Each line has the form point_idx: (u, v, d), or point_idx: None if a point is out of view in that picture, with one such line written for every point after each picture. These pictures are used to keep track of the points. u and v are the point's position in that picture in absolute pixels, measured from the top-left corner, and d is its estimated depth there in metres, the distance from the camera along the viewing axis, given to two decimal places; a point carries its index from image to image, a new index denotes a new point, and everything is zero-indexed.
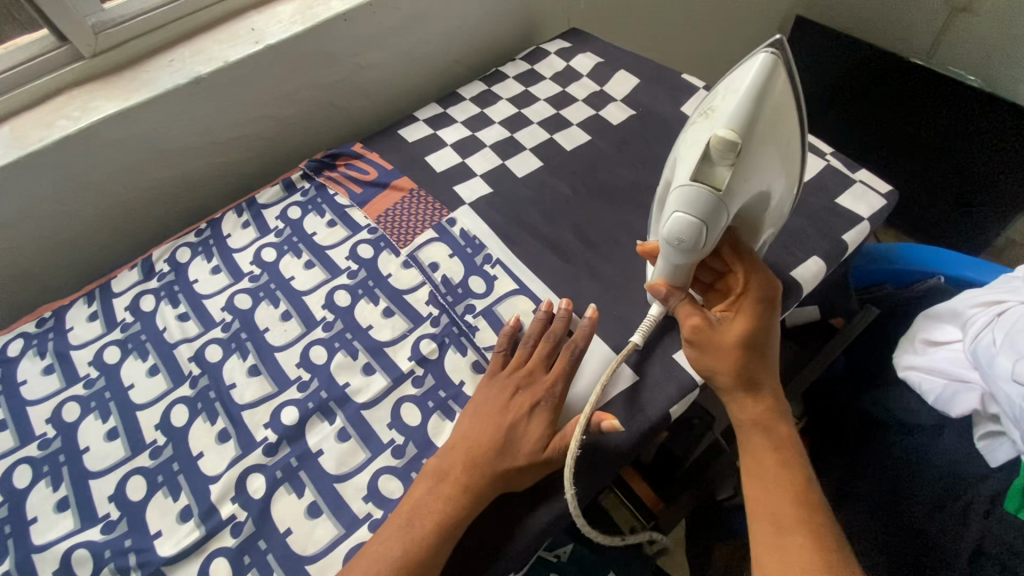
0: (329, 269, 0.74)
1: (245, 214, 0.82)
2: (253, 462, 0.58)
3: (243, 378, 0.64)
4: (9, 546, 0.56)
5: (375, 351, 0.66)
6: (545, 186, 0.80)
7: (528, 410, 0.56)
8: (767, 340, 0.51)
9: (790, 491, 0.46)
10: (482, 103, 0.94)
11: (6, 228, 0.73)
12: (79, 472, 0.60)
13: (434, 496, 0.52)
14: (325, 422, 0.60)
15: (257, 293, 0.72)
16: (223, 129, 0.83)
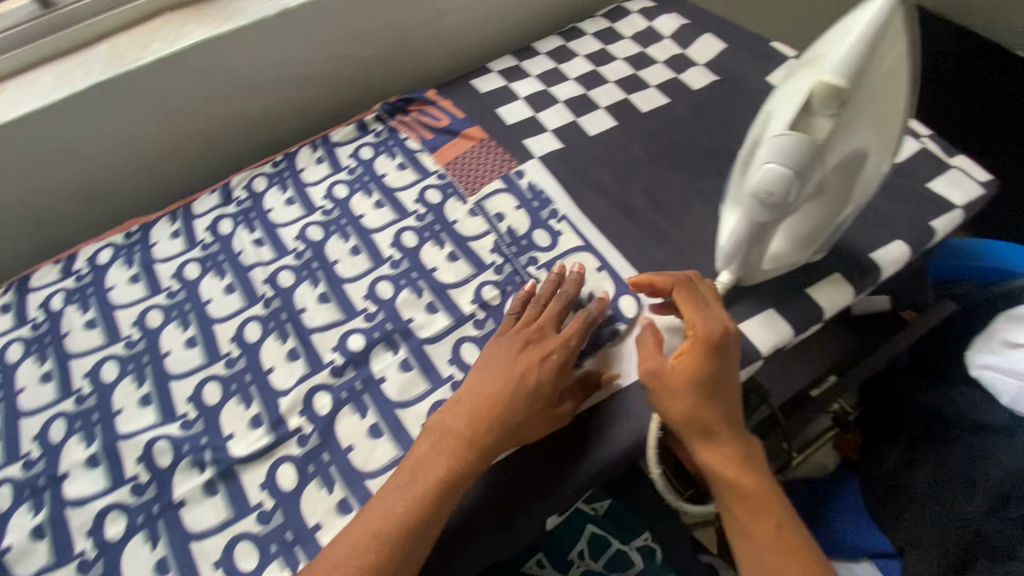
0: (398, 210, 0.76)
1: (319, 149, 0.84)
2: (320, 381, 0.61)
3: (313, 304, 0.67)
4: (99, 432, 0.60)
5: (439, 292, 0.67)
6: (618, 146, 0.78)
7: (543, 365, 0.54)
8: (722, 379, 0.52)
9: (774, 546, 0.46)
10: (558, 58, 0.92)
11: (102, 143, 0.77)
12: (161, 373, 0.64)
13: (438, 452, 0.51)
14: (389, 352, 0.62)
15: (329, 227, 0.75)
16: (303, 65, 0.85)
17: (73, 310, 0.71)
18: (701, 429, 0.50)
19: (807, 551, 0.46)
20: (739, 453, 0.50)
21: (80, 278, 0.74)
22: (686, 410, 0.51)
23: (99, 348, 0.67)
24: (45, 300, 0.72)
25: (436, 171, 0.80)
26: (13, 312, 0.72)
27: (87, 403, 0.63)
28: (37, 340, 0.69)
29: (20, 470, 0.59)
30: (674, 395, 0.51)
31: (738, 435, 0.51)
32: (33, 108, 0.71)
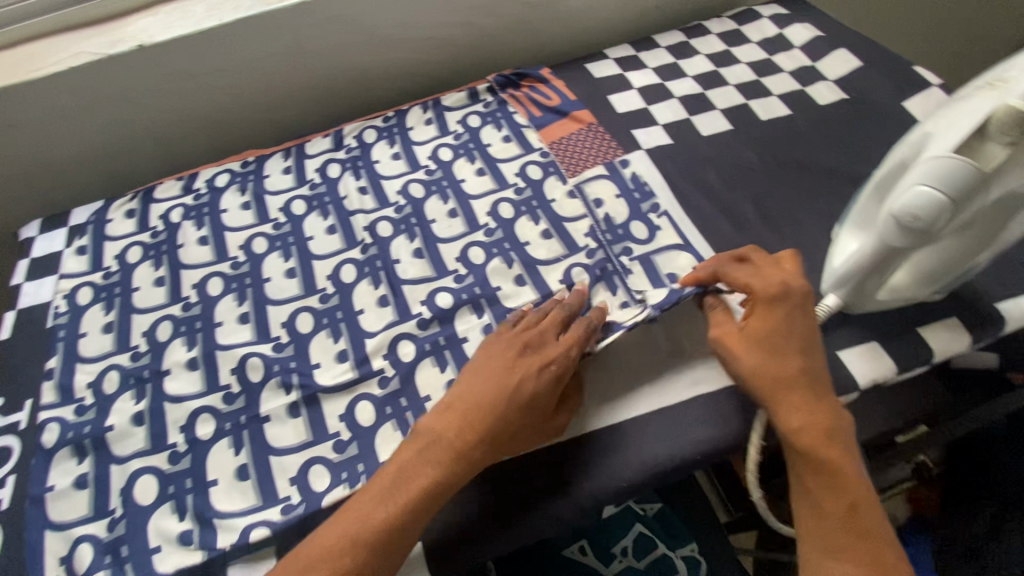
0: (499, 181, 0.77)
1: (429, 111, 0.86)
2: (405, 330, 0.63)
3: (407, 257, 0.69)
4: (200, 339, 0.65)
5: (529, 267, 0.68)
6: (730, 151, 0.76)
7: (545, 373, 0.52)
8: (797, 347, 0.50)
9: (841, 525, 0.46)
10: (678, 54, 0.90)
11: (235, 75, 0.82)
12: (260, 295, 0.68)
13: (425, 459, 0.49)
14: (474, 315, 0.64)
15: (430, 186, 0.77)
16: (427, 27, 0.87)
17: (189, 225, 0.75)
18: (777, 396, 0.50)
19: (874, 529, 0.47)
20: (818, 424, 0.48)
21: (198, 196, 0.78)
22: (757, 376, 0.50)
23: (209, 263, 0.71)
24: (165, 211, 0.77)
25: (540, 149, 0.80)
26: (136, 218, 0.77)
27: (192, 311, 0.67)
28: (154, 247, 0.74)
29: (128, 361, 0.64)
30: (744, 359, 0.51)
31: (818, 404, 0.49)
32: (183, 33, 0.76)
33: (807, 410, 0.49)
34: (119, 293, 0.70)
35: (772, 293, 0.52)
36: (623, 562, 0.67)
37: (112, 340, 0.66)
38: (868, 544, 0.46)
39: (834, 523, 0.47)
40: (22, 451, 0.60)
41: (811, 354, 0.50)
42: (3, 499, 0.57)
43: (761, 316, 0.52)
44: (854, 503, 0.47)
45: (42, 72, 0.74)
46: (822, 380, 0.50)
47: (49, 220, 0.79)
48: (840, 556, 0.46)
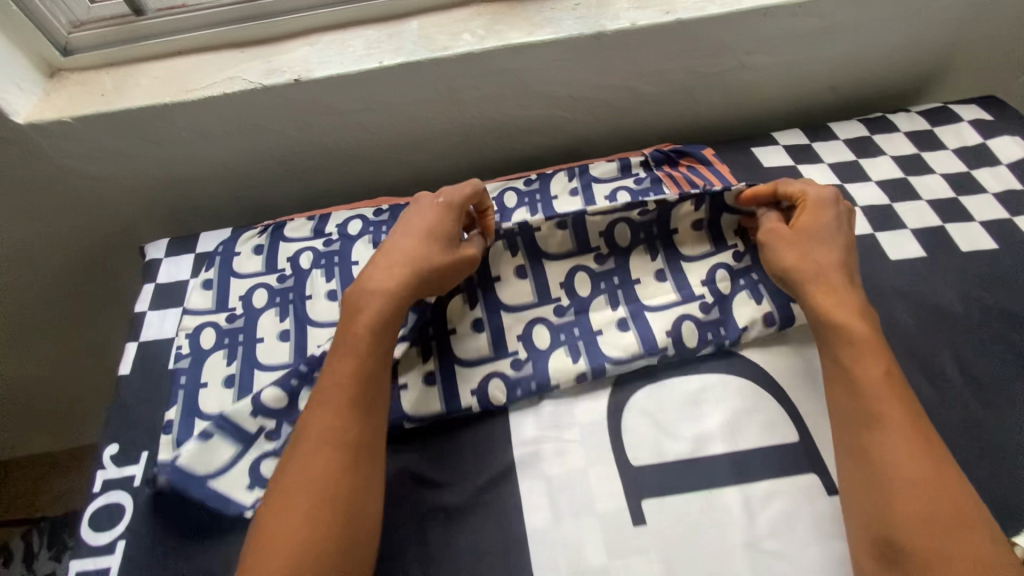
0: (680, 292, 0.65)
1: (576, 180, 0.79)
2: (497, 369, 0.62)
3: (562, 358, 0.62)
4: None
5: (635, 312, 0.64)
6: (924, 284, 0.67)
7: (432, 217, 0.63)
8: (830, 236, 0.61)
9: (882, 387, 0.53)
10: (860, 151, 0.80)
11: (381, 116, 0.78)
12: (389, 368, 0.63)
13: (367, 310, 0.58)
14: (568, 357, 0.62)
15: (599, 282, 0.67)
16: (587, 87, 0.80)
17: (318, 274, 0.72)
18: (817, 281, 0.59)
19: (910, 401, 0.53)
20: (849, 304, 0.57)
21: (329, 242, 0.75)
22: (803, 260, 0.60)
23: (339, 327, 0.66)
24: (294, 253, 0.74)
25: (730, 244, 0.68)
26: (264, 256, 0.74)
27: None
28: (281, 293, 0.70)
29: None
30: (793, 249, 0.61)
31: (847, 286, 0.59)
32: (341, 72, 0.71)
33: (839, 291, 0.58)
34: (242, 342, 0.67)
35: (821, 201, 0.64)
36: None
37: (234, 398, 0.62)
38: (906, 412, 0.52)
39: (870, 393, 0.53)
40: (135, 512, 0.57)
41: (840, 243, 0.61)
42: (112, 568, 0.54)
43: (812, 214, 0.63)
44: (887, 370, 0.54)
45: (194, 95, 0.71)
46: (851, 269, 0.61)
47: (177, 243, 0.77)
48: (884, 426, 0.51)
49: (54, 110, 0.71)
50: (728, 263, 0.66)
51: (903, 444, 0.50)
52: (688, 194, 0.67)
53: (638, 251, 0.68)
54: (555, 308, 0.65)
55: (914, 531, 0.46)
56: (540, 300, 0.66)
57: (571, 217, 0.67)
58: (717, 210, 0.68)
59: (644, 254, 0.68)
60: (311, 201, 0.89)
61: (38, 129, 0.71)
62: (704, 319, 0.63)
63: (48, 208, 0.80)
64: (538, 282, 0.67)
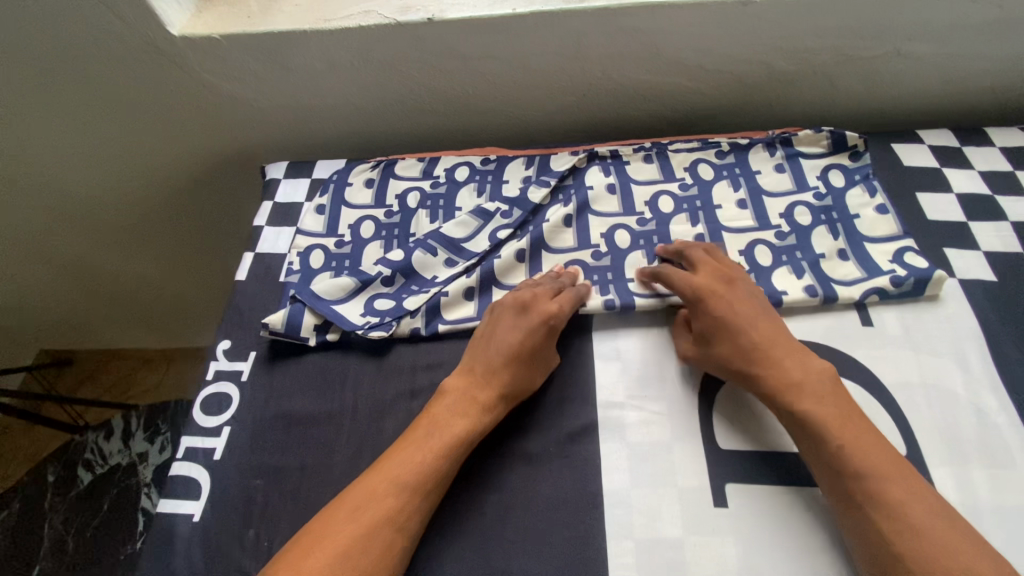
0: (760, 220, 0.69)
1: (695, 141, 0.77)
2: (579, 256, 0.69)
3: (644, 278, 0.66)
4: (426, 307, 0.64)
5: (713, 231, 0.69)
6: None
7: (539, 328, 0.59)
8: (749, 312, 0.57)
9: (871, 468, 0.47)
10: (1018, 161, 0.72)
11: (503, 65, 0.77)
12: (490, 283, 0.67)
13: (451, 413, 0.55)
14: (645, 259, 0.67)
15: (681, 203, 0.72)
16: (720, 59, 0.76)
17: (423, 214, 0.74)
18: (766, 361, 0.54)
19: (868, 468, 0.47)
20: (810, 374, 0.53)
21: (436, 184, 0.77)
22: (734, 349, 0.55)
23: (448, 242, 0.70)
24: (403, 192, 0.76)
25: (816, 186, 0.71)
26: (374, 189, 0.77)
27: (426, 286, 0.67)
28: (387, 227, 0.73)
29: (358, 315, 0.64)
30: (721, 353, 0.56)
31: (800, 357, 0.54)
32: (475, 16, 0.71)
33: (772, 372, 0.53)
34: (348, 266, 0.70)
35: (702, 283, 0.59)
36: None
37: (346, 284, 0.66)
38: (873, 482, 0.46)
39: (861, 473, 0.47)
40: (241, 402, 0.61)
41: (758, 315, 0.57)
42: (218, 449, 0.58)
43: (706, 307, 0.58)
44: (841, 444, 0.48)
45: (332, 24, 0.73)
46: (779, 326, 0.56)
47: (296, 166, 0.81)
48: (881, 496, 0.46)
49: (204, 27, 0.75)
50: (807, 201, 0.70)
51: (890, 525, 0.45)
52: (761, 140, 0.75)
53: (721, 184, 0.73)
54: (638, 220, 0.71)
55: None
56: (624, 211, 0.72)
57: (654, 150, 0.76)
58: (792, 154, 0.74)
59: (727, 186, 0.72)
60: (417, 144, 0.91)
61: (187, 42, 0.75)
62: (783, 245, 0.67)
63: (184, 120, 0.86)
64: (623, 199, 0.73)
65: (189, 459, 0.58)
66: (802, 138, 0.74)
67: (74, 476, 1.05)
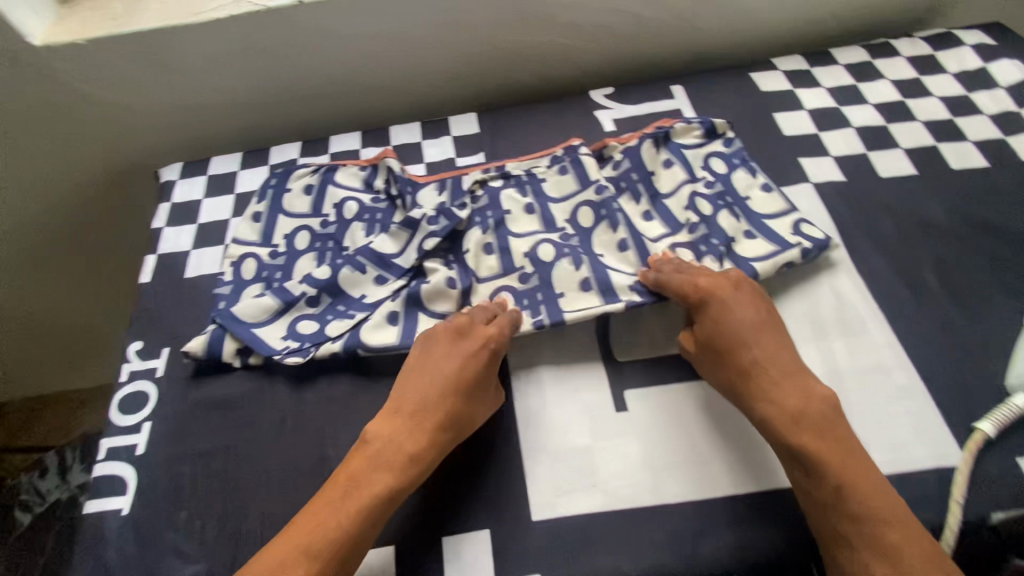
0: (670, 223, 0.67)
1: (596, 152, 0.74)
2: (506, 281, 0.65)
3: (572, 292, 0.62)
4: (350, 331, 0.62)
5: (634, 237, 0.66)
6: (915, 200, 0.68)
7: (477, 362, 0.56)
8: (753, 323, 0.55)
9: (858, 486, 0.47)
10: (859, 75, 0.80)
11: (383, 42, 0.79)
12: (416, 305, 0.63)
13: (378, 466, 0.51)
14: (570, 270, 0.63)
15: (600, 211, 0.68)
16: (589, 13, 0.80)
17: (359, 227, 0.70)
18: (768, 370, 0.53)
19: (853, 490, 0.47)
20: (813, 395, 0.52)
21: (377, 199, 0.73)
22: (735, 356, 0.54)
23: (378, 258, 0.66)
24: (340, 201, 0.73)
25: (705, 177, 0.69)
26: (312, 197, 0.74)
27: (354, 308, 0.64)
28: (322, 239, 0.70)
29: (279, 339, 0.62)
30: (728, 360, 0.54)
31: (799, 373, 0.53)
32: None
33: (769, 398, 0.52)
34: (279, 278, 0.67)
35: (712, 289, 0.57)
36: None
37: (269, 304, 0.64)
38: (860, 506, 0.46)
39: (847, 492, 0.47)
40: (157, 398, 0.62)
41: (762, 323, 0.55)
42: (140, 444, 0.59)
43: (710, 315, 0.56)
44: (836, 485, 0.47)
45: (202, 17, 0.73)
46: (774, 336, 0.55)
47: (190, 165, 0.81)
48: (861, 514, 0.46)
49: (67, 34, 0.74)
50: (700, 191, 0.67)
51: (880, 565, 0.44)
52: (646, 137, 0.71)
53: (625, 196, 0.70)
54: (559, 237, 0.67)
55: None
56: (545, 228, 0.68)
57: (568, 159, 0.73)
58: (676, 148, 0.71)
59: (631, 196, 0.70)
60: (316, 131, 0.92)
61: (52, 51, 0.74)
62: (695, 237, 0.65)
63: (66, 134, 0.84)
64: (543, 216, 0.69)
65: (112, 458, 0.59)
66: (678, 130, 0.72)
67: (12, 520, 1.02)
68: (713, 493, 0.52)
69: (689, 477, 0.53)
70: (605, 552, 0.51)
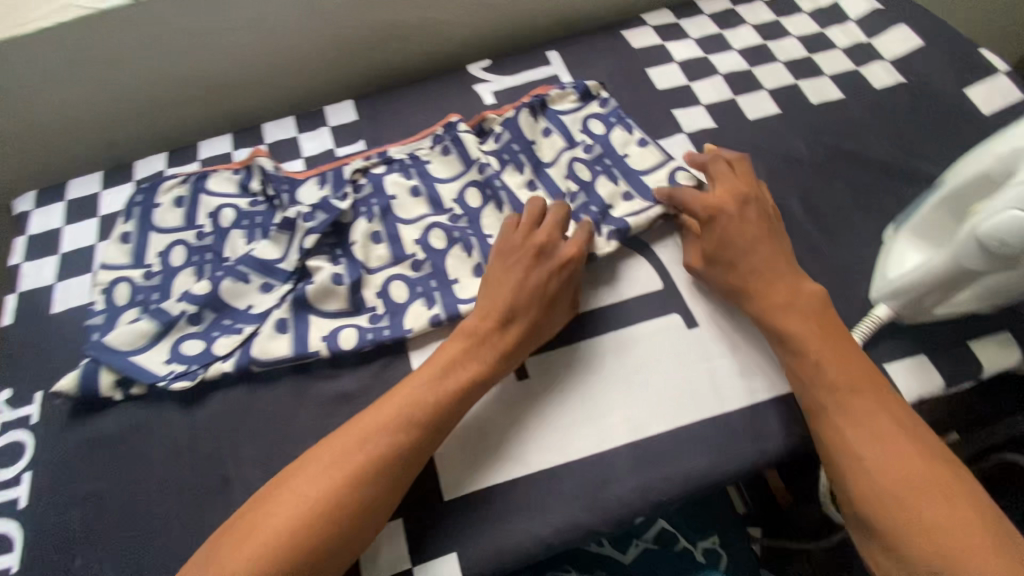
0: (553, 194, 0.66)
1: (480, 128, 0.72)
2: (399, 271, 0.63)
3: (467, 276, 0.62)
4: (240, 347, 0.59)
5: (519, 211, 0.65)
6: (781, 137, 0.72)
7: (533, 284, 0.56)
8: (776, 233, 0.58)
9: (876, 384, 0.50)
10: (723, 23, 0.83)
11: (238, 37, 0.74)
12: (306, 308, 0.61)
13: (438, 387, 0.52)
14: (463, 253, 0.63)
15: (486, 190, 0.67)
16: None
17: (239, 234, 0.67)
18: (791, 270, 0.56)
19: (870, 387, 0.50)
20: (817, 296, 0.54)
21: (254, 202, 0.69)
22: (763, 259, 0.56)
23: (260, 264, 0.63)
24: (215, 209, 0.69)
25: (584, 140, 0.70)
26: (185, 210, 0.69)
27: (241, 320, 0.61)
28: (200, 251, 0.66)
29: (162, 364, 0.59)
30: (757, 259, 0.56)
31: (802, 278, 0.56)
32: None
33: (792, 285, 0.55)
34: (157, 299, 0.63)
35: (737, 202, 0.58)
36: (640, 545, 0.66)
37: (145, 329, 0.60)
38: (876, 396, 0.49)
39: (863, 383, 0.50)
40: (36, 446, 0.58)
41: (778, 231, 0.58)
42: (21, 497, 0.55)
43: (733, 225, 0.57)
44: (820, 359, 0.51)
45: (24, 28, 0.67)
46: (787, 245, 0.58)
47: (45, 193, 0.74)
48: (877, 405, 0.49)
49: None
50: (579, 156, 0.68)
51: (857, 431, 0.48)
52: (523, 105, 0.71)
53: (509, 170, 0.68)
54: (449, 217, 0.66)
55: (882, 493, 0.45)
56: (433, 210, 0.67)
57: (448, 137, 0.71)
58: (552, 115, 0.71)
59: (514, 169, 0.68)
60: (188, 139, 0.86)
61: None
62: (575, 207, 0.65)
63: None
64: (432, 201, 0.67)
65: None
66: (553, 98, 0.72)
67: None
68: (615, 445, 0.54)
69: (590, 431, 0.55)
70: (517, 518, 0.52)
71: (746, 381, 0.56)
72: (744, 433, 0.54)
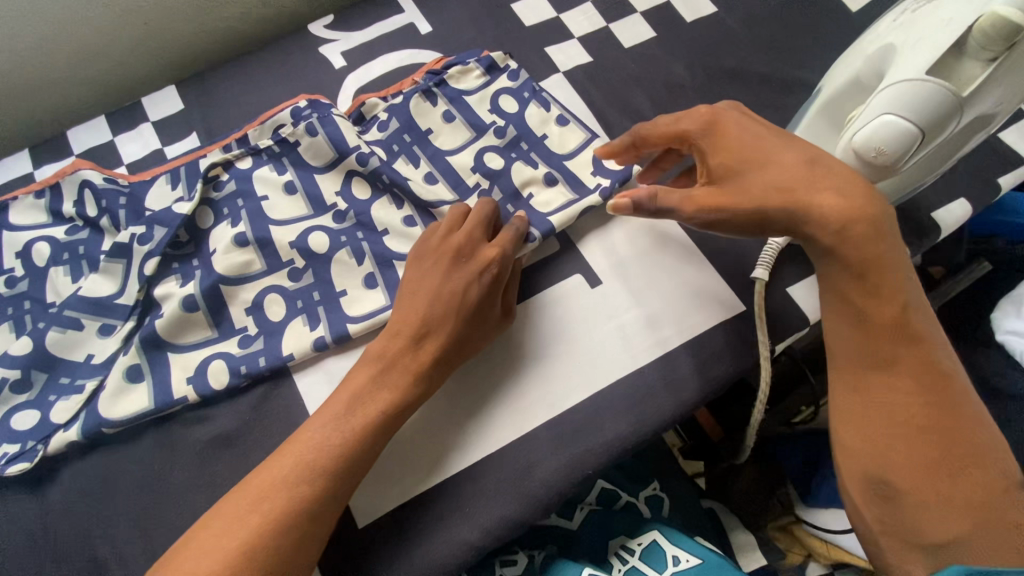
0: (457, 189, 0.58)
1: (367, 114, 0.61)
2: (274, 281, 0.54)
3: (357, 287, 0.54)
4: (84, 409, 0.50)
5: (422, 208, 0.56)
6: (660, 64, 0.67)
7: (446, 294, 0.49)
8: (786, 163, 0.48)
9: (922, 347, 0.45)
10: None
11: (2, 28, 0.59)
12: (159, 346, 0.52)
13: (345, 428, 0.45)
14: (352, 259, 0.55)
15: (376, 180, 0.57)
16: None
17: (60, 272, 0.55)
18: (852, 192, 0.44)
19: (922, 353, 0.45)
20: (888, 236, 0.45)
21: (73, 229, 0.57)
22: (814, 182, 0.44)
23: (92, 305, 0.53)
24: (24, 245, 0.56)
25: (494, 121, 0.60)
26: None
27: (81, 376, 0.51)
28: (13, 302, 0.54)
29: None
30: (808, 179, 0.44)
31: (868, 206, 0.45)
32: None
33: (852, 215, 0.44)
34: None
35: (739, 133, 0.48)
36: (585, 509, 0.64)
37: None
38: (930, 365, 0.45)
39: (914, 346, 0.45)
40: None
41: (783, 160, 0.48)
42: None
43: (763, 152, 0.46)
44: (900, 311, 0.44)
45: None
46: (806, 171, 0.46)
47: None
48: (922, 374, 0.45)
49: None
50: (492, 144, 0.59)
51: (899, 389, 0.44)
52: (413, 90, 0.61)
53: (400, 161, 0.59)
54: (335, 214, 0.56)
55: (905, 466, 0.44)
56: (316, 210, 0.57)
57: (317, 116, 0.58)
58: (454, 96, 0.61)
59: (407, 160, 0.59)
60: None
61: None
62: None
63: None
64: (310, 198, 0.57)
65: None
66: (454, 74, 0.62)
67: None
68: (533, 424, 0.51)
69: (506, 416, 0.51)
70: (442, 527, 0.48)
71: (656, 330, 0.54)
72: (660, 387, 0.52)
